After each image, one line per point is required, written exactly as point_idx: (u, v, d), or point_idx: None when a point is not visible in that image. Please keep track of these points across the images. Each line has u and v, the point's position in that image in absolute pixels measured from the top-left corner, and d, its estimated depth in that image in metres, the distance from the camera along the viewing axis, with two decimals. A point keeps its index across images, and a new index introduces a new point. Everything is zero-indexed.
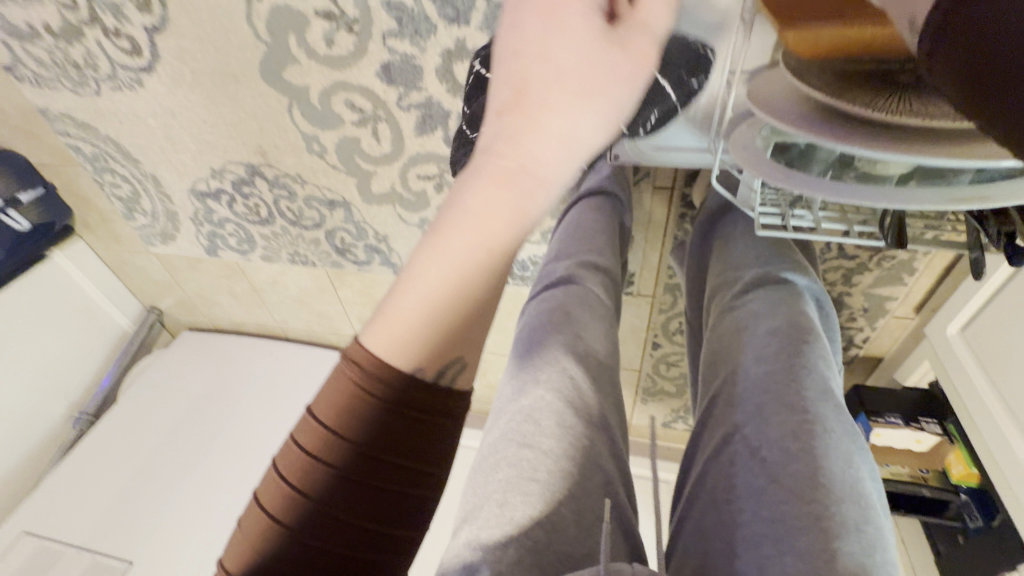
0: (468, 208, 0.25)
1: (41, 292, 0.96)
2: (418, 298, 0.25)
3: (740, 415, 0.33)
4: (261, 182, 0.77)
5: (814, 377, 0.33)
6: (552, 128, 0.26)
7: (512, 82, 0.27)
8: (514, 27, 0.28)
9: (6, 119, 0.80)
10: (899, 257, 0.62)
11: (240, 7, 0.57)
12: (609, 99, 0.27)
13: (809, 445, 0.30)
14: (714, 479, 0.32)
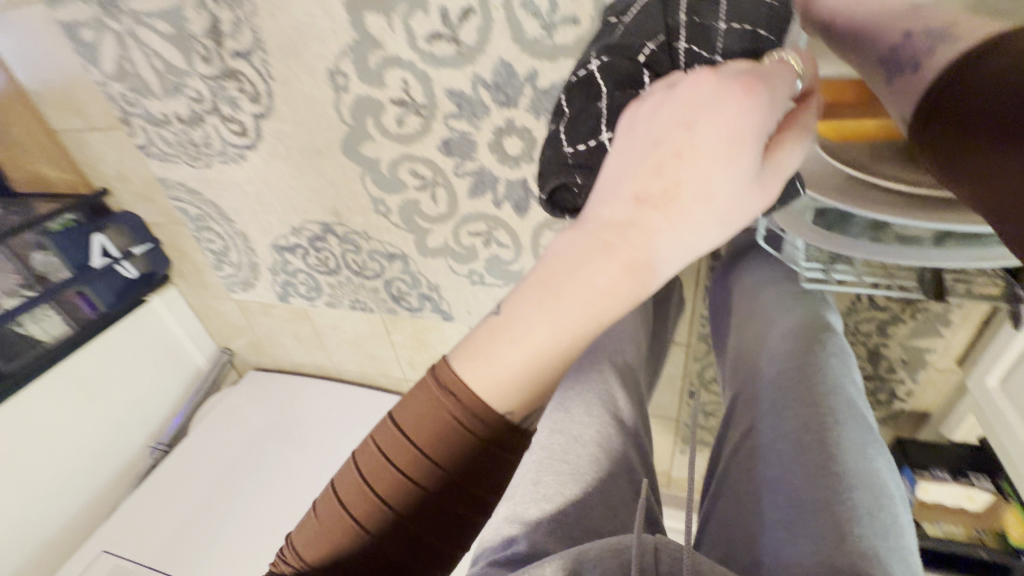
0: (586, 291, 0.28)
1: (140, 331, 1.10)
2: (523, 356, 0.28)
3: (758, 412, 0.38)
4: (332, 238, 0.88)
5: (827, 379, 0.38)
6: (685, 245, 0.27)
7: (664, 178, 0.27)
8: (685, 112, 0.26)
9: (132, 187, 0.97)
10: (933, 309, 0.63)
11: (330, 98, 0.69)
12: (741, 216, 0.28)
13: (820, 435, 0.34)
14: (735, 471, 0.36)
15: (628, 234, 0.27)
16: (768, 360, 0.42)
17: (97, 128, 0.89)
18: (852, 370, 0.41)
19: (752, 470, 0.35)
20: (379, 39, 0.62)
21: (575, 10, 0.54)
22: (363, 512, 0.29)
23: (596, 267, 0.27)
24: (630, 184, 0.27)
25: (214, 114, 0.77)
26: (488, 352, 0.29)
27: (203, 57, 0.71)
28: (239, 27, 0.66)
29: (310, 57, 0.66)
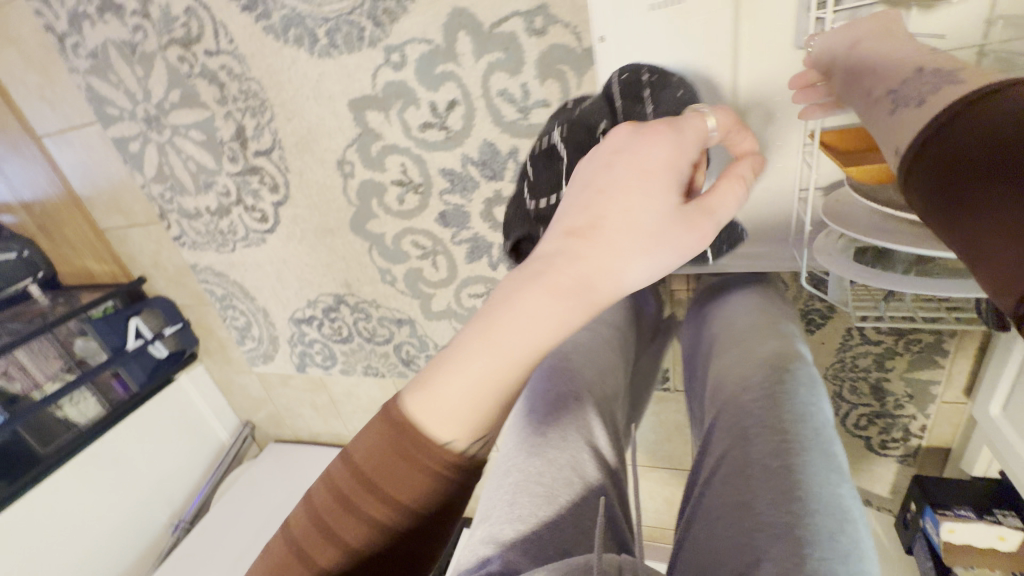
0: (525, 316, 0.30)
1: (169, 407, 1.16)
2: (468, 382, 0.30)
3: (732, 438, 0.42)
4: (344, 308, 0.94)
5: (794, 405, 0.42)
6: (615, 270, 0.31)
7: (591, 217, 0.31)
8: (609, 166, 0.32)
9: (166, 273, 1.07)
10: (926, 340, 0.63)
11: (339, 184, 0.78)
12: (661, 253, 0.32)
13: (787, 461, 0.38)
14: (714, 492, 0.40)
15: (563, 258, 0.31)
16: (740, 385, 0.46)
17: (138, 224, 1.00)
18: (819, 394, 0.44)
19: (730, 492, 0.38)
20: (379, 131, 0.71)
21: (545, 95, 0.61)
22: (319, 540, 0.31)
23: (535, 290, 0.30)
24: (562, 225, 0.32)
25: (239, 204, 0.87)
26: (435, 378, 0.31)
27: (230, 157, 0.81)
28: (260, 131, 0.77)
29: (320, 151, 0.75)
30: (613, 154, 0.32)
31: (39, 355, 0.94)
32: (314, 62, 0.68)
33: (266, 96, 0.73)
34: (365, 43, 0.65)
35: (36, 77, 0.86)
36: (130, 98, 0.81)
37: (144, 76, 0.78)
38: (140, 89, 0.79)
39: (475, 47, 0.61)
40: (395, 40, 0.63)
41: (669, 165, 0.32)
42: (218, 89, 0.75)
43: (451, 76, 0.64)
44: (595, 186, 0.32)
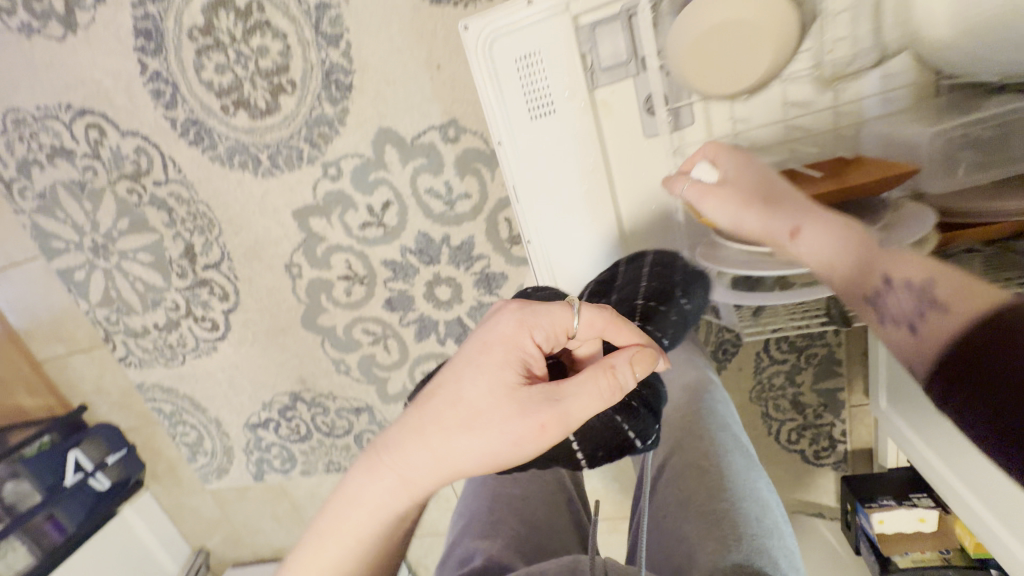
0: (366, 474, 0.35)
1: (111, 545, 1.06)
2: (328, 528, 0.35)
3: (670, 446, 0.48)
4: (301, 405, 0.95)
5: (715, 417, 0.50)
6: (434, 436, 0.34)
7: (436, 388, 0.36)
8: (463, 347, 0.38)
9: (110, 398, 1.04)
10: (821, 353, 0.74)
11: (288, 285, 0.83)
12: (489, 433, 0.34)
13: (717, 461, 0.44)
14: (659, 497, 0.45)
15: (398, 419, 0.36)
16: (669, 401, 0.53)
17: (80, 350, 0.99)
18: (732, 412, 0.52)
19: (674, 492, 0.44)
20: (323, 234, 0.78)
21: (465, 188, 0.72)
22: None
23: (376, 443, 0.36)
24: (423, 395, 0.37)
25: (188, 317, 0.89)
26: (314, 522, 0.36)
27: (179, 274, 0.85)
28: (209, 246, 0.82)
29: (268, 258, 0.82)
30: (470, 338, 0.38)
31: None
32: (258, 181, 0.76)
33: (214, 214, 0.79)
34: (304, 162, 0.74)
35: None
36: (76, 230, 0.85)
37: (92, 209, 0.83)
38: (88, 221, 0.84)
39: (401, 156, 0.71)
40: (331, 157, 0.73)
41: (506, 353, 0.36)
42: (167, 214, 0.81)
43: (383, 181, 0.73)
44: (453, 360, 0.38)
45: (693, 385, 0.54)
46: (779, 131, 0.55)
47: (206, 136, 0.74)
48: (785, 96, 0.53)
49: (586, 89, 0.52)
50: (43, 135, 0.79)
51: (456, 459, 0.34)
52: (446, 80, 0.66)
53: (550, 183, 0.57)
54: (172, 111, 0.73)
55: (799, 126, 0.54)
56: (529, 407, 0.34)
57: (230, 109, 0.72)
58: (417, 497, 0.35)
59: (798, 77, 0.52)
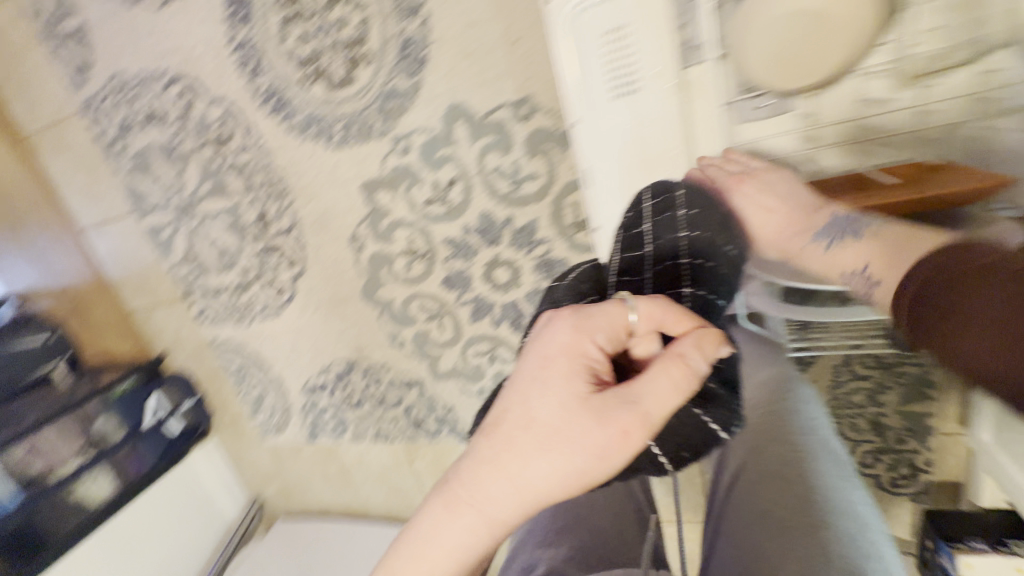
0: (446, 503, 0.35)
1: (179, 484, 1.15)
2: (411, 561, 0.35)
3: (748, 450, 0.45)
4: (355, 373, 0.98)
5: (800, 421, 0.46)
6: (511, 461, 0.34)
7: (501, 410, 0.36)
8: (522, 364, 0.38)
9: (185, 349, 1.12)
10: (911, 372, 0.67)
11: (351, 256, 0.85)
12: (566, 452, 0.34)
13: (804, 471, 0.41)
14: (737, 505, 0.42)
15: (467, 450, 0.36)
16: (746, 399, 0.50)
17: (163, 304, 1.06)
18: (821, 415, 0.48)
19: (751, 501, 0.41)
20: (388, 208, 0.79)
21: (533, 168, 0.70)
22: None
23: (453, 472, 0.37)
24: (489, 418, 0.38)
25: (258, 280, 0.94)
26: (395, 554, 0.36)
27: (252, 239, 0.90)
28: (281, 213, 0.85)
29: (335, 228, 0.84)
30: (526, 353, 0.38)
31: (69, 434, 0.96)
32: (331, 152, 0.78)
33: (287, 183, 0.82)
34: (374, 135, 0.74)
35: (82, 178, 0.97)
36: (165, 191, 0.91)
37: (179, 172, 0.88)
38: (175, 184, 0.89)
39: (471, 133, 0.70)
40: (401, 131, 0.73)
41: (568, 365, 0.36)
42: (245, 180, 0.85)
43: (450, 158, 0.73)
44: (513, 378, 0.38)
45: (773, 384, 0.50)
46: (851, 130, 0.55)
47: (285, 106, 0.76)
48: (864, 90, 0.53)
49: (677, 68, 0.49)
50: (141, 101, 0.84)
51: (536, 483, 0.34)
52: (522, 55, 0.64)
53: (622, 163, 0.54)
54: (256, 80, 0.76)
55: (870, 126, 0.55)
56: (608, 417, 0.34)
57: (308, 79, 0.73)
58: (501, 524, 0.35)
59: (875, 71, 0.52)
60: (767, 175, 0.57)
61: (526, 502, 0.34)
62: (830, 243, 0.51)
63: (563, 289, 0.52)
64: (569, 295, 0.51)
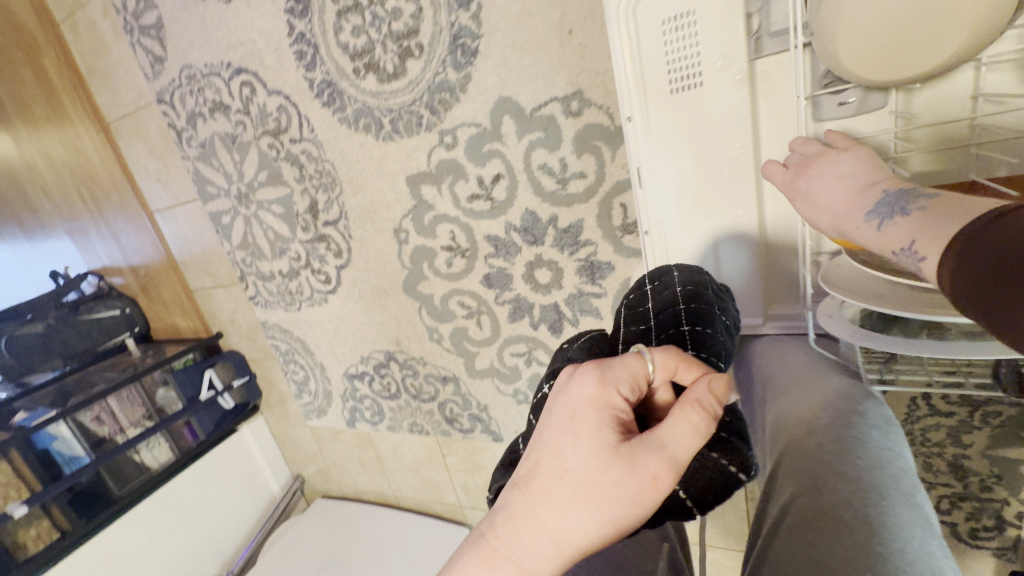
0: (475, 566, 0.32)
1: (229, 456, 1.22)
2: None
3: (804, 482, 0.37)
4: (394, 365, 0.99)
5: (867, 450, 0.37)
6: (543, 516, 0.32)
7: (529, 463, 0.34)
8: (546, 414, 0.36)
9: (240, 329, 1.18)
10: (1005, 413, 0.58)
11: (395, 249, 0.86)
12: (601, 507, 0.32)
13: (863, 513, 0.33)
14: (780, 549, 0.35)
15: (499, 505, 0.34)
16: (801, 423, 0.42)
17: (221, 285, 1.12)
18: (898, 441, 0.39)
19: (796, 544, 0.34)
20: (431, 202, 0.79)
21: (581, 167, 0.67)
22: None
23: (480, 529, 0.34)
24: (514, 471, 0.35)
25: (307, 268, 0.97)
26: None
27: (303, 227, 0.92)
28: (330, 204, 0.87)
29: (380, 220, 0.84)
30: (549, 402, 0.36)
31: (127, 404, 1.03)
32: (379, 144, 0.78)
33: (337, 174, 0.83)
34: (422, 129, 0.74)
35: (156, 163, 1.03)
36: (227, 178, 0.95)
37: (239, 160, 0.92)
38: (235, 171, 0.93)
39: (518, 128, 0.68)
40: (449, 125, 0.72)
41: (596, 415, 0.34)
42: (298, 170, 0.87)
43: (496, 153, 0.71)
44: (537, 428, 0.36)
45: (834, 405, 0.42)
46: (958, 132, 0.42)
47: (339, 98, 0.77)
48: (977, 88, 0.40)
49: (745, 58, 0.44)
50: (208, 91, 0.88)
51: (571, 541, 0.32)
52: (577, 47, 0.61)
53: (682, 167, 0.49)
54: (312, 72, 0.77)
55: (986, 129, 0.42)
56: (638, 468, 0.32)
57: (361, 72, 0.73)
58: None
59: (999, 62, 0.39)
60: (835, 153, 0.42)
61: (561, 559, 0.32)
62: (879, 219, 0.37)
63: (572, 351, 0.45)
64: (581, 354, 0.44)
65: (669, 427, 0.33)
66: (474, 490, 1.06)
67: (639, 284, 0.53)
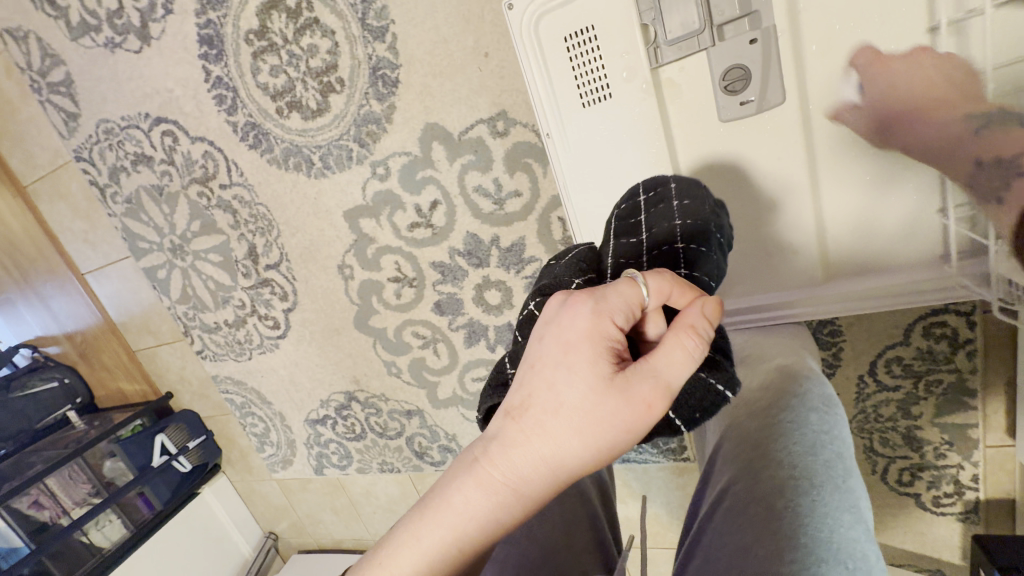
0: (467, 490, 0.31)
1: (192, 523, 1.15)
2: (427, 549, 0.31)
3: (738, 468, 0.35)
4: (355, 404, 0.95)
5: (802, 435, 0.35)
6: (535, 444, 0.30)
7: (521, 391, 0.31)
8: (539, 339, 0.32)
9: (191, 387, 1.12)
10: (947, 380, 0.60)
11: (341, 286, 0.83)
12: (595, 437, 0.29)
13: (793, 502, 0.30)
14: (710, 541, 0.32)
15: (490, 432, 0.31)
16: (741, 406, 0.41)
17: (165, 342, 1.07)
18: (837, 423, 0.37)
19: (729, 532, 0.31)
20: (372, 235, 0.77)
21: (515, 185, 0.67)
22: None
23: (472, 456, 0.32)
24: (505, 397, 0.32)
25: (253, 315, 0.93)
26: (409, 536, 0.32)
27: (244, 273, 0.88)
28: (269, 247, 0.84)
29: (323, 258, 0.82)
30: (542, 326, 0.32)
31: (67, 482, 0.96)
32: (312, 182, 0.76)
33: (273, 217, 0.81)
34: (353, 162, 0.72)
35: (81, 223, 0.98)
36: (158, 232, 0.91)
37: (169, 212, 0.88)
38: (166, 223, 0.89)
39: (449, 153, 0.67)
40: (379, 156, 0.71)
41: (594, 346, 0.30)
42: (232, 216, 0.84)
43: (431, 180, 0.70)
44: (529, 353, 0.32)
45: (775, 386, 0.41)
46: None
47: (264, 139, 0.75)
48: None
49: (647, 67, 0.44)
50: (128, 144, 0.85)
51: (565, 468, 0.30)
52: (495, 69, 0.61)
53: (605, 175, 0.50)
54: (233, 116, 0.75)
55: None
56: (631, 401, 0.29)
57: (284, 111, 0.72)
58: (526, 509, 0.31)
59: None
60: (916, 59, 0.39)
61: (552, 483, 0.30)
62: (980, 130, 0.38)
63: (559, 269, 0.42)
64: (567, 272, 0.41)
65: (669, 360, 0.30)
66: None
67: (634, 193, 0.48)
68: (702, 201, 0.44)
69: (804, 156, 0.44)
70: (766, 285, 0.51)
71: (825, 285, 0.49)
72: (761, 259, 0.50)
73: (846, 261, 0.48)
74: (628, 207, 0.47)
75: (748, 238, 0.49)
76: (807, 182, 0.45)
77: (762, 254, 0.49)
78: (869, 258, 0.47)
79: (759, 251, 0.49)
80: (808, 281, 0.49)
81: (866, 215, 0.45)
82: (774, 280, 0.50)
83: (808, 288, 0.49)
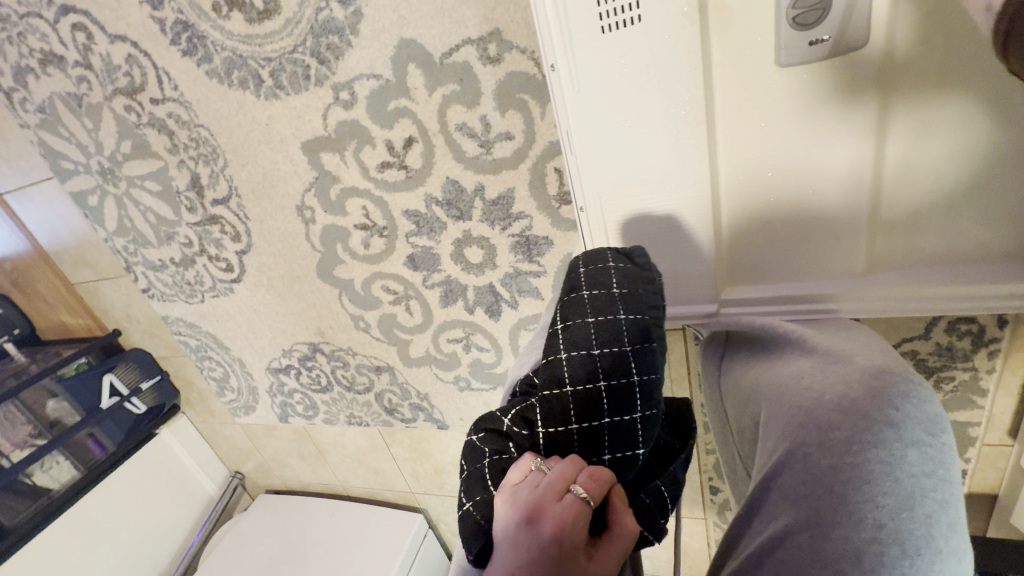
0: None
1: (151, 463, 1.11)
2: None
3: (806, 515, 0.30)
4: (321, 356, 0.88)
5: (895, 483, 0.29)
6: None
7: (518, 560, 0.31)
8: (512, 514, 0.33)
9: (140, 326, 1.02)
10: (960, 378, 0.56)
11: (302, 230, 0.73)
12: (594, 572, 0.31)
13: (871, 572, 0.28)
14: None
15: None
16: (801, 420, 0.33)
17: (107, 278, 0.96)
18: (938, 459, 0.31)
19: None
20: (336, 174, 0.66)
21: (507, 127, 0.56)
22: None
23: None
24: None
25: (202, 254, 0.82)
26: None
27: (188, 208, 0.77)
28: (215, 178, 0.72)
29: (279, 197, 0.71)
30: (510, 503, 0.33)
31: (5, 424, 0.90)
32: (262, 104, 0.63)
33: (217, 143, 0.68)
34: (311, 83, 0.59)
35: None
36: (83, 151, 0.77)
37: (93, 128, 0.74)
38: (91, 141, 0.75)
39: (427, 79, 0.55)
40: (343, 78, 0.58)
41: (565, 500, 0.32)
42: (168, 138, 0.70)
43: (405, 112, 0.58)
44: (508, 532, 0.32)
45: (856, 409, 0.31)
46: None
47: (200, 44, 0.60)
48: None
49: None
50: (30, 37, 0.68)
51: None
52: None
53: (619, 126, 0.40)
54: (159, 11, 0.60)
55: None
56: (544, 498, 0.32)
57: (223, 9, 0.57)
58: None
59: None
60: None
61: None
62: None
63: (500, 430, 0.40)
64: (508, 432, 0.39)
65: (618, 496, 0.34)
66: (424, 477, 1.00)
67: (570, 268, 0.44)
68: (638, 287, 0.40)
69: (872, 119, 0.35)
70: (794, 273, 0.44)
71: (864, 278, 0.42)
72: (795, 245, 0.43)
73: (894, 254, 0.41)
74: (565, 284, 0.43)
75: (783, 219, 0.42)
76: (868, 157, 0.37)
77: (798, 238, 0.42)
78: (921, 251, 0.40)
79: (795, 234, 0.42)
80: (843, 273, 0.43)
81: (930, 203, 0.38)
82: (804, 269, 0.44)
83: (843, 281, 0.43)
